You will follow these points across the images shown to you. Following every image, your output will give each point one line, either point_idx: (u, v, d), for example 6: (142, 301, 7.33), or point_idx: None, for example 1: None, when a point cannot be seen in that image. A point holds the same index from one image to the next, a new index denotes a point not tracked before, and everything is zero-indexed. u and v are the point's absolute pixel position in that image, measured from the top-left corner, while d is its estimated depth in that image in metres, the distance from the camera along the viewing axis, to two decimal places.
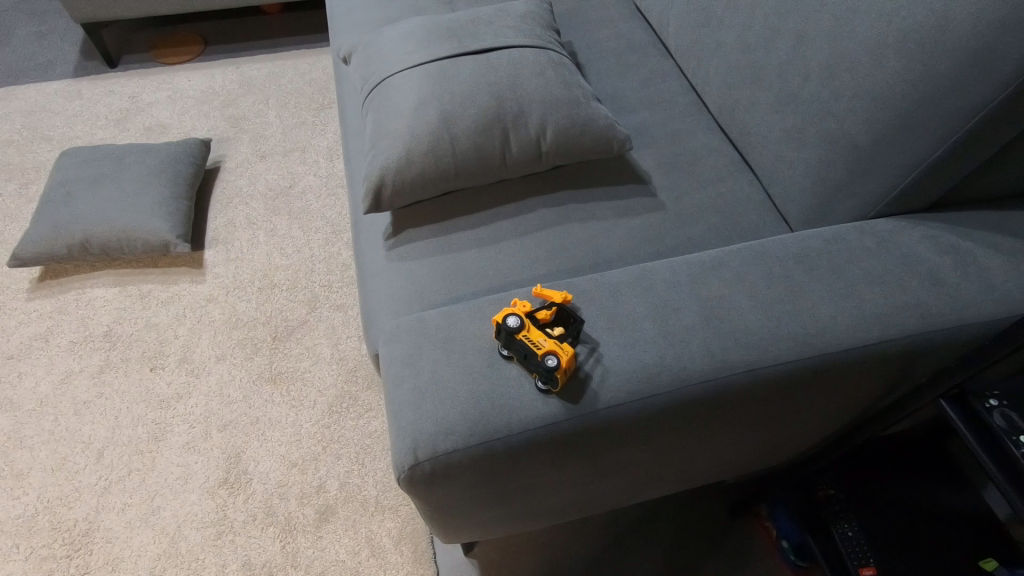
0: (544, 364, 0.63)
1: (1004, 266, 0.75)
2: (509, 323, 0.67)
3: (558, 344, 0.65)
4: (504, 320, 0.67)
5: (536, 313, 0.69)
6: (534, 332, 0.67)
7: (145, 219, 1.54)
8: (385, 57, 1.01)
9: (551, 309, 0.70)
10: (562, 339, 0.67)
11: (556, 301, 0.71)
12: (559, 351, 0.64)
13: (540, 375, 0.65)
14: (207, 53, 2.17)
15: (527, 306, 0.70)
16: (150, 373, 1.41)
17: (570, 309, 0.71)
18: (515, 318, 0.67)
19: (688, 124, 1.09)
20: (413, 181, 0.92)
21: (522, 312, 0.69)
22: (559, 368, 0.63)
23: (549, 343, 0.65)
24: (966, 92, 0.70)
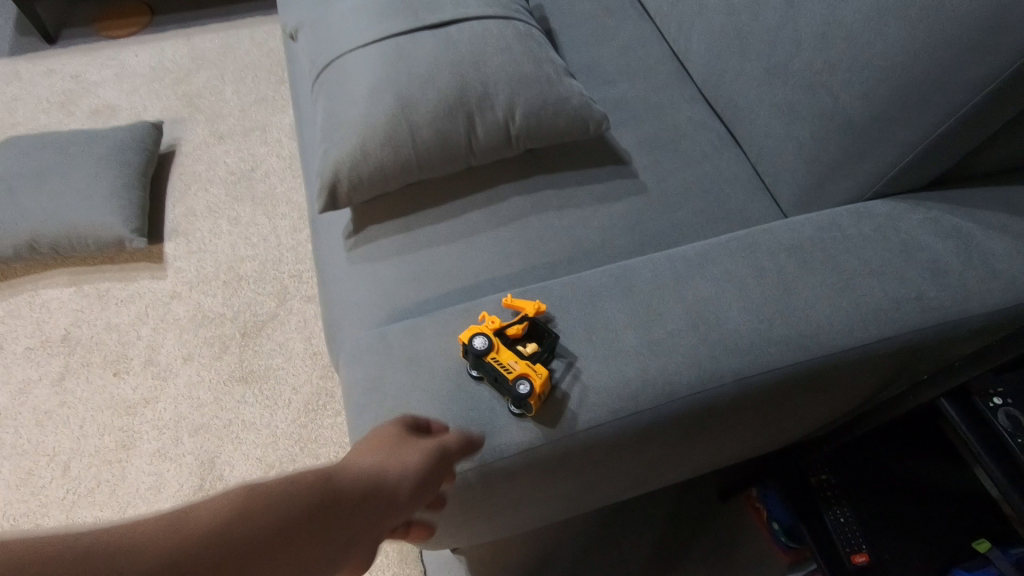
0: (516, 391, 0.59)
1: (1010, 250, 0.70)
2: (475, 343, 0.62)
3: (531, 366, 0.61)
4: (471, 341, 0.62)
5: (507, 329, 0.64)
6: (504, 353, 0.62)
7: (95, 214, 1.44)
8: (334, 36, 0.91)
9: (523, 324, 0.65)
10: (535, 358, 0.62)
11: (527, 312, 0.66)
12: (531, 374, 0.59)
13: (512, 399, 0.60)
14: (154, 24, 2.01)
15: (497, 322, 0.64)
16: (113, 378, 1.34)
17: (543, 322, 0.66)
18: (482, 337, 0.62)
19: (670, 95, 1.01)
20: (372, 176, 0.84)
21: (491, 331, 0.63)
22: (533, 394, 0.59)
23: (520, 366, 0.60)
24: (973, 64, 0.63)
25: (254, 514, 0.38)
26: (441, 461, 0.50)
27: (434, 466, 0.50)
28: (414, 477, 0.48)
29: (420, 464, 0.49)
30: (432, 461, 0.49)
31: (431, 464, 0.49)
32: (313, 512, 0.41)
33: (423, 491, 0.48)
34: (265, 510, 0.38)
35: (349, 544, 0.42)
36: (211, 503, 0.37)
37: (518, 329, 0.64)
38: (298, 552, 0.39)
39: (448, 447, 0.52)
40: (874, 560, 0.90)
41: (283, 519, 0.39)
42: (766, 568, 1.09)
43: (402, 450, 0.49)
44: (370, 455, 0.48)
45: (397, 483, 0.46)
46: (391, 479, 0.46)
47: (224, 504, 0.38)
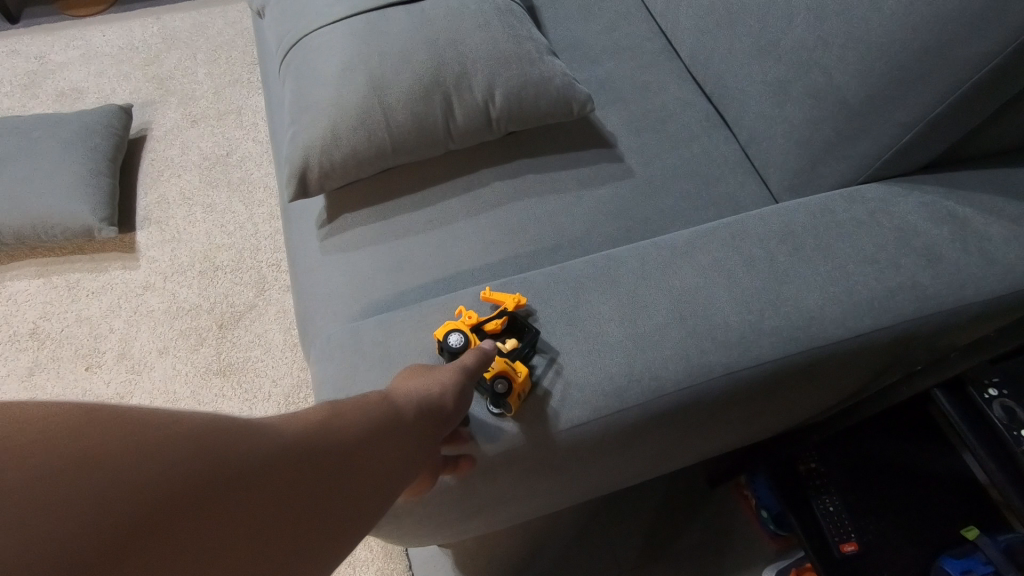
0: (494, 390, 0.58)
1: (1007, 235, 0.68)
2: (451, 340, 0.60)
3: (509, 363, 0.59)
4: (447, 338, 0.60)
5: (484, 325, 0.62)
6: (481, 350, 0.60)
7: (61, 202, 1.38)
8: (302, 12, 0.86)
9: (502, 319, 0.62)
10: (514, 355, 0.60)
11: (505, 305, 0.63)
12: (509, 372, 0.58)
13: (490, 398, 0.59)
14: (122, 2, 1.93)
15: (473, 318, 0.62)
16: (85, 373, 1.30)
17: (523, 316, 0.64)
18: (458, 334, 0.60)
19: (658, 74, 0.97)
20: (344, 161, 0.80)
21: (467, 327, 0.61)
22: (511, 394, 0.58)
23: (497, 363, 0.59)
24: (973, 39, 0.60)
25: (338, 422, 0.44)
26: (470, 380, 0.56)
27: (465, 387, 0.55)
28: (455, 391, 0.54)
29: (454, 385, 0.54)
30: (462, 380, 0.55)
31: (463, 384, 0.55)
32: (374, 428, 0.46)
33: (458, 410, 0.54)
34: (341, 421, 0.45)
35: (406, 456, 0.48)
36: (303, 415, 0.43)
37: (496, 323, 0.62)
38: (368, 458, 0.44)
39: (471, 364, 0.56)
40: (862, 548, 0.89)
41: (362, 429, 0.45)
42: (753, 554, 1.09)
43: (437, 373, 0.55)
44: (405, 386, 0.53)
45: (442, 398, 0.53)
46: (432, 401, 0.52)
47: (312, 415, 0.44)
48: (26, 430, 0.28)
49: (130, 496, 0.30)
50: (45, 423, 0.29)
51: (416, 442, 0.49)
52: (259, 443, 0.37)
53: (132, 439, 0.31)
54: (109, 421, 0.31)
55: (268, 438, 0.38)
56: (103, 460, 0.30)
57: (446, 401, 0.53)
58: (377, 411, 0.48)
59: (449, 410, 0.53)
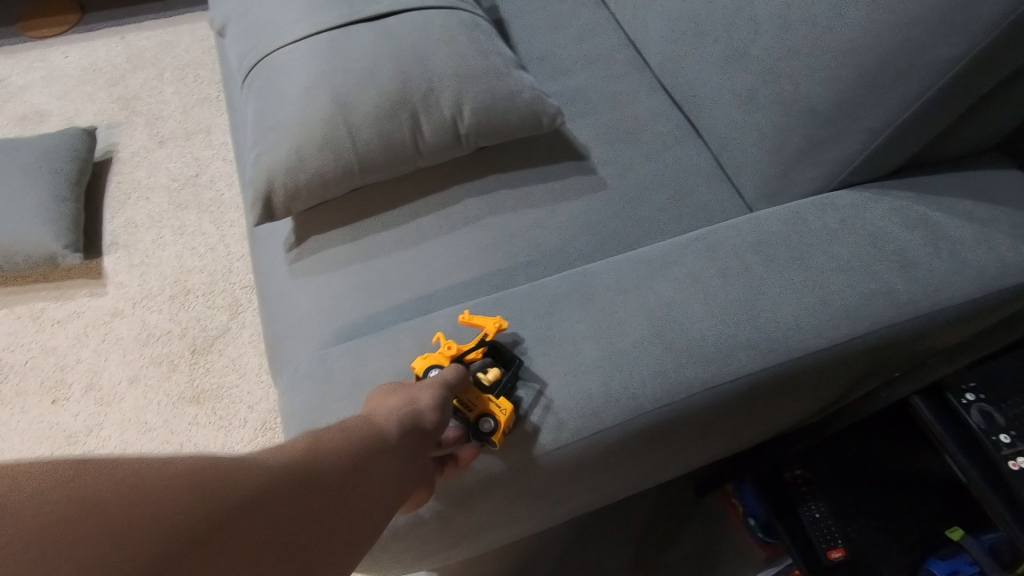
0: (479, 430, 0.56)
1: (977, 238, 0.68)
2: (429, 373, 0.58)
3: (493, 400, 0.57)
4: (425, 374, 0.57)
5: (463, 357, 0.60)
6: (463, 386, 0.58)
7: (23, 230, 1.33)
8: (264, 32, 0.84)
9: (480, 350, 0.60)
10: (496, 390, 0.58)
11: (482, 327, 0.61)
12: (495, 412, 0.56)
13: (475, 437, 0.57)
14: (85, 22, 1.88)
15: (452, 350, 0.59)
16: (51, 406, 1.25)
17: (501, 343, 0.62)
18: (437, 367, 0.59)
19: (629, 84, 0.97)
20: (310, 184, 0.78)
21: (446, 360, 0.59)
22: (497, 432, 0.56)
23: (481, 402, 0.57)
24: (935, 46, 0.60)
25: (319, 452, 0.45)
26: (450, 394, 0.55)
27: (447, 401, 0.55)
28: (436, 406, 0.53)
29: (436, 400, 0.54)
30: (443, 393, 0.54)
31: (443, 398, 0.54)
32: (359, 455, 0.47)
33: (441, 426, 0.53)
34: (321, 450, 0.45)
35: (394, 478, 0.48)
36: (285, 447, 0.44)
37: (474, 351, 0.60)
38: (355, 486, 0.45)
39: (448, 380, 0.56)
40: (851, 555, 0.88)
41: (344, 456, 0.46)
42: (743, 563, 1.08)
43: (417, 387, 0.54)
44: (386, 403, 0.53)
45: (423, 414, 0.52)
46: (413, 418, 0.52)
47: (293, 448, 0.45)
48: (14, 495, 0.30)
49: (121, 551, 0.32)
50: (31, 478, 0.31)
51: (402, 463, 0.49)
52: (241, 482, 0.38)
53: (121, 488, 0.33)
54: (89, 479, 0.33)
55: (251, 476, 0.39)
56: (88, 517, 0.32)
57: (428, 420, 0.52)
58: (360, 437, 0.48)
59: (431, 427, 0.53)
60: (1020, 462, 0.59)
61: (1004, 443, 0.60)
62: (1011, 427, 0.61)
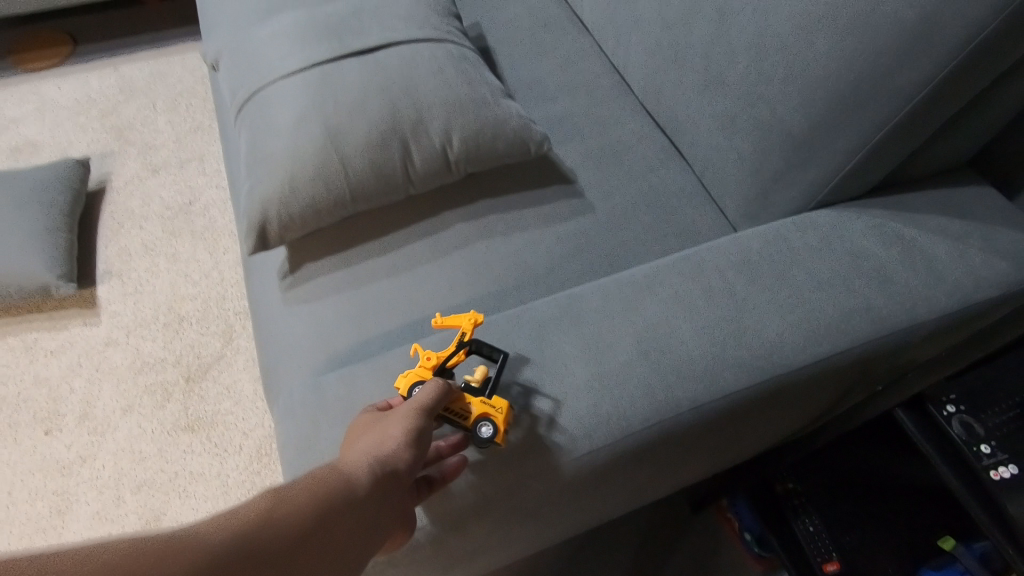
0: (481, 437, 0.57)
1: (951, 253, 0.70)
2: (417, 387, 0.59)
3: (486, 402, 0.58)
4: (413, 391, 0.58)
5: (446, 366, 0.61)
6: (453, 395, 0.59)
7: (15, 262, 1.34)
8: (255, 66, 0.87)
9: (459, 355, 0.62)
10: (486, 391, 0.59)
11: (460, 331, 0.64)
12: (492, 413, 0.57)
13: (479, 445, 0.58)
14: (78, 53, 1.91)
15: (433, 363, 0.61)
16: (44, 437, 1.25)
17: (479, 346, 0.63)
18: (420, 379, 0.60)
19: (613, 109, 1.00)
20: (303, 214, 0.80)
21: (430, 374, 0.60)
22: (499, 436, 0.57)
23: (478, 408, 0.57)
24: (902, 71, 0.63)
25: (288, 503, 0.44)
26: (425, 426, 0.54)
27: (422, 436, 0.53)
28: (410, 439, 0.52)
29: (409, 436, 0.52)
30: (417, 424, 0.53)
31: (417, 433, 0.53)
32: (329, 504, 0.46)
33: (416, 463, 0.52)
34: (290, 500, 0.44)
35: (372, 519, 0.48)
36: (254, 501, 0.43)
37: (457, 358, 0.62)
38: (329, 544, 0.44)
39: (422, 404, 0.55)
40: (847, 567, 0.88)
41: (315, 504, 0.45)
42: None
43: (390, 422, 0.53)
44: (361, 441, 0.52)
45: (397, 451, 0.51)
46: (387, 456, 0.51)
47: (262, 499, 0.44)
48: None
49: None
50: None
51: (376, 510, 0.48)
52: (196, 553, 0.37)
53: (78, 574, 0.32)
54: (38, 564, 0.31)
55: (216, 537, 0.39)
56: None
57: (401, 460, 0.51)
58: (328, 489, 0.47)
59: (408, 462, 0.51)
60: (1001, 471, 0.61)
61: (985, 453, 0.62)
62: (991, 436, 0.62)
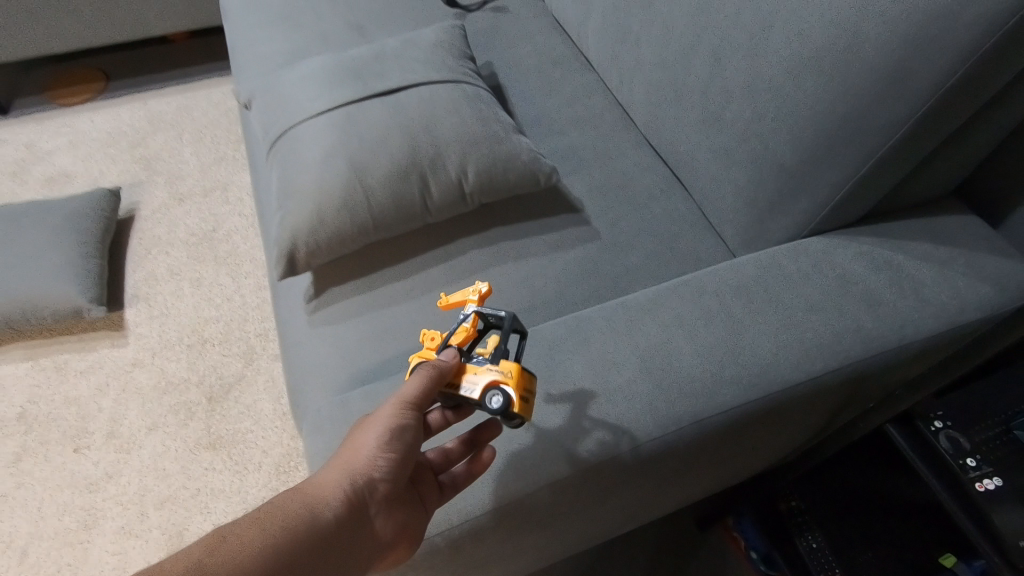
0: (491, 406, 0.54)
1: (937, 277, 0.75)
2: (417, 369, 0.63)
3: (496, 369, 0.57)
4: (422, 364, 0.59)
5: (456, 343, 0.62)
6: (463, 368, 0.59)
7: (49, 287, 1.41)
8: (286, 106, 0.94)
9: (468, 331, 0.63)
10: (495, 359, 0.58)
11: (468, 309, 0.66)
12: (500, 377, 0.56)
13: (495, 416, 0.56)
14: (109, 89, 2.01)
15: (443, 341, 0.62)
16: (73, 455, 1.30)
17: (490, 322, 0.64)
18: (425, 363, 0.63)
19: (618, 141, 1.06)
20: (329, 241, 0.86)
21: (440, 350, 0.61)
22: (511, 401, 0.54)
23: (483, 378, 0.56)
24: (881, 111, 0.68)
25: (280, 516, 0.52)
26: (407, 429, 0.58)
27: (402, 443, 0.58)
28: (384, 445, 0.57)
29: (386, 446, 0.57)
30: (392, 429, 0.57)
31: (396, 441, 0.57)
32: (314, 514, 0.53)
33: (396, 469, 0.57)
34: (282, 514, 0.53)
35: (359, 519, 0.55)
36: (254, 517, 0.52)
37: (464, 334, 0.63)
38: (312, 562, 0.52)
39: (405, 399, 0.57)
40: None
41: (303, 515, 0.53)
42: None
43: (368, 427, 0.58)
44: (349, 445, 0.58)
45: (373, 457, 0.56)
46: (367, 462, 0.56)
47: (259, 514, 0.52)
48: None
49: None
50: None
51: (359, 519, 0.55)
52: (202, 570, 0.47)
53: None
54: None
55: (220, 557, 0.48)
56: None
57: (380, 470, 0.56)
58: (308, 505, 0.54)
59: (387, 465, 0.57)
60: (986, 483, 0.64)
61: (970, 466, 0.66)
62: (976, 450, 0.67)
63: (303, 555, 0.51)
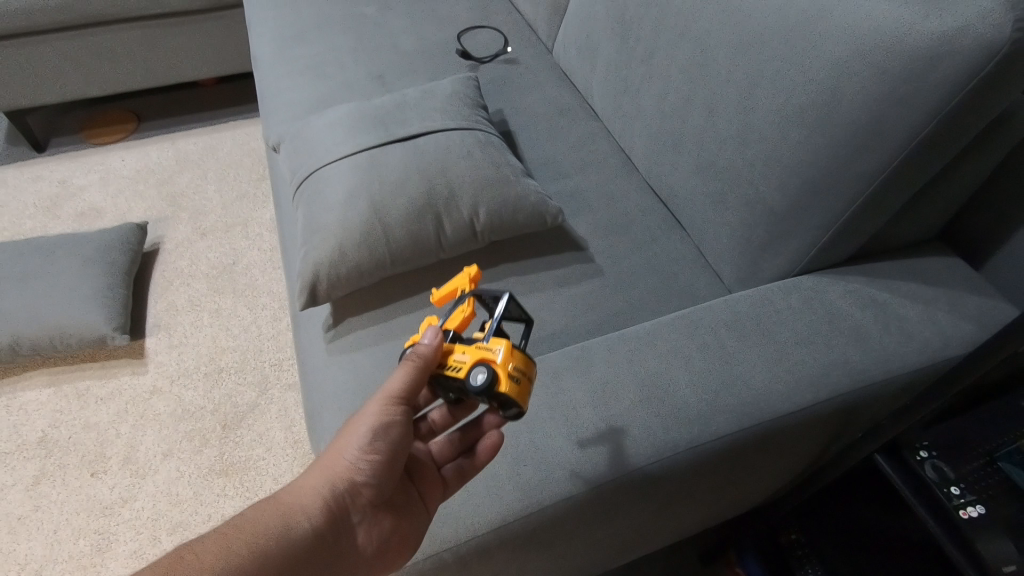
0: (472, 380, 0.56)
1: (921, 315, 0.79)
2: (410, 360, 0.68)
3: (484, 348, 0.59)
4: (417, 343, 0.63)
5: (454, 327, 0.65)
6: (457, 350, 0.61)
7: (77, 315, 1.47)
8: (312, 150, 1.02)
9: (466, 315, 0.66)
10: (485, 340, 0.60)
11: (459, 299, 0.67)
12: (486, 355, 0.57)
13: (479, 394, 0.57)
14: (140, 130, 2.13)
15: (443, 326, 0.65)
16: (90, 479, 1.33)
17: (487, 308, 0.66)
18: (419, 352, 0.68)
19: (620, 185, 1.13)
20: (349, 275, 0.92)
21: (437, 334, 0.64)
22: (496, 377, 0.56)
23: (469, 358, 0.59)
24: (860, 161, 0.74)
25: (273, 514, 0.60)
26: (388, 427, 0.63)
27: (385, 442, 0.63)
28: (364, 445, 0.62)
29: (369, 446, 0.63)
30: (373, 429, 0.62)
31: (379, 440, 0.63)
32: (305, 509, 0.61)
33: (379, 465, 0.63)
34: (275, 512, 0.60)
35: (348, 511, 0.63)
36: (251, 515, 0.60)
37: (456, 320, 0.66)
38: (310, 551, 0.60)
39: (387, 396, 0.63)
40: None
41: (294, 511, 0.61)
42: None
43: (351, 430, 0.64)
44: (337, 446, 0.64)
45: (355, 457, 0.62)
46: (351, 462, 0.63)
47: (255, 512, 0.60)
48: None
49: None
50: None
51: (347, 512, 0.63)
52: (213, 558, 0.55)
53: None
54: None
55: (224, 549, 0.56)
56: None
57: (364, 468, 0.63)
58: (299, 502, 0.61)
59: (370, 463, 0.63)
60: (970, 511, 0.68)
61: (956, 493, 0.69)
62: (959, 479, 0.70)
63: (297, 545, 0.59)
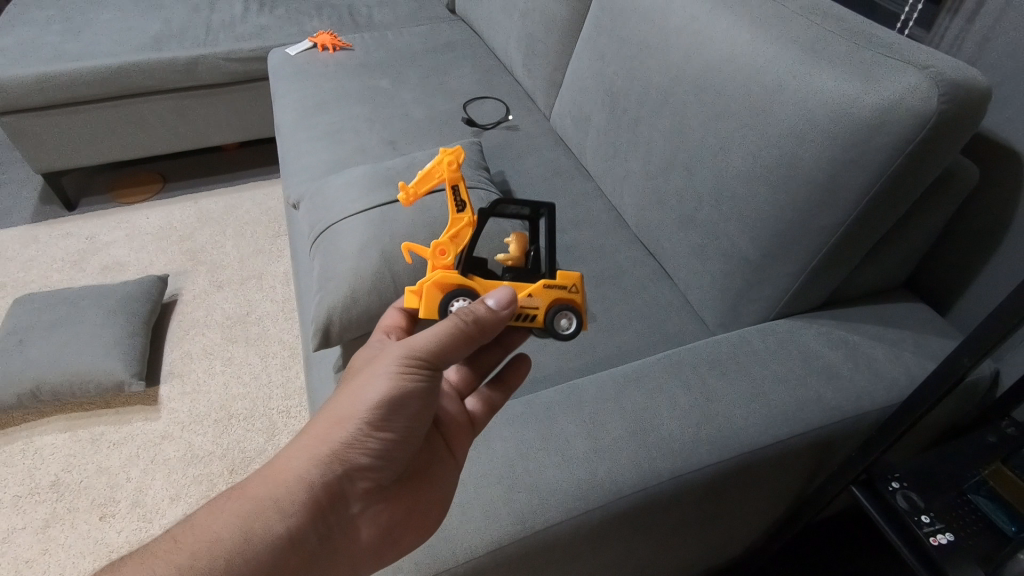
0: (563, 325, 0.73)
1: (887, 355, 0.86)
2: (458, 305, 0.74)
3: (560, 293, 0.73)
4: (498, 301, 0.68)
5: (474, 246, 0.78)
6: (530, 296, 0.72)
7: (96, 362, 1.54)
8: (330, 206, 1.12)
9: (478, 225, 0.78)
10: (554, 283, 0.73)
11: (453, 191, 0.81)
12: (567, 299, 0.73)
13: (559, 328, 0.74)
14: (165, 190, 2.27)
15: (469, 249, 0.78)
16: (98, 522, 1.36)
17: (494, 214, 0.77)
18: (465, 293, 0.74)
19: (611, 239, 1.22)
20: (360, 318, 0.99)
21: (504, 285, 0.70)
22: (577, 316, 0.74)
23: (547, 304, 0.72)
24: (821, 215, 0.82)
25: (264, 503, 0.60)
26: (399, 407, 0.64)
27: (392, 421, 0.65)
28: (367, 427, 0.63)
29: (376, 428, 0.64)
30: (384, 409, 0.64)
31: (388, 420, 0.64)
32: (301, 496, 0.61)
33: (387, 444, 0.65)
34: (266, 501, 0.61)
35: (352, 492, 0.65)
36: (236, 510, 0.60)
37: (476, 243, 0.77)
38: (310, 535, 0.61)
39: (405, 365, 0.64)
40: None
41: (287, 498, 0.61)
42: None
43: (353, 412, 0.63)
44: (334, 426, 0.64)
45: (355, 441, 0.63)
46: (353, 445, 0.63)
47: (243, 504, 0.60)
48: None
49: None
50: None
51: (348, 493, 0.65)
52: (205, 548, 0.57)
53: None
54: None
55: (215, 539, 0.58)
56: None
57: (366, 449, 0.64)
58: (295, 489, 0.62)
59: (376, 443, 0.64)
60: (939, 538, 0.71)
61: (925, 522, 0.73)
62: (930, 509, 0.74)
63: (299, 530, 0.61)
